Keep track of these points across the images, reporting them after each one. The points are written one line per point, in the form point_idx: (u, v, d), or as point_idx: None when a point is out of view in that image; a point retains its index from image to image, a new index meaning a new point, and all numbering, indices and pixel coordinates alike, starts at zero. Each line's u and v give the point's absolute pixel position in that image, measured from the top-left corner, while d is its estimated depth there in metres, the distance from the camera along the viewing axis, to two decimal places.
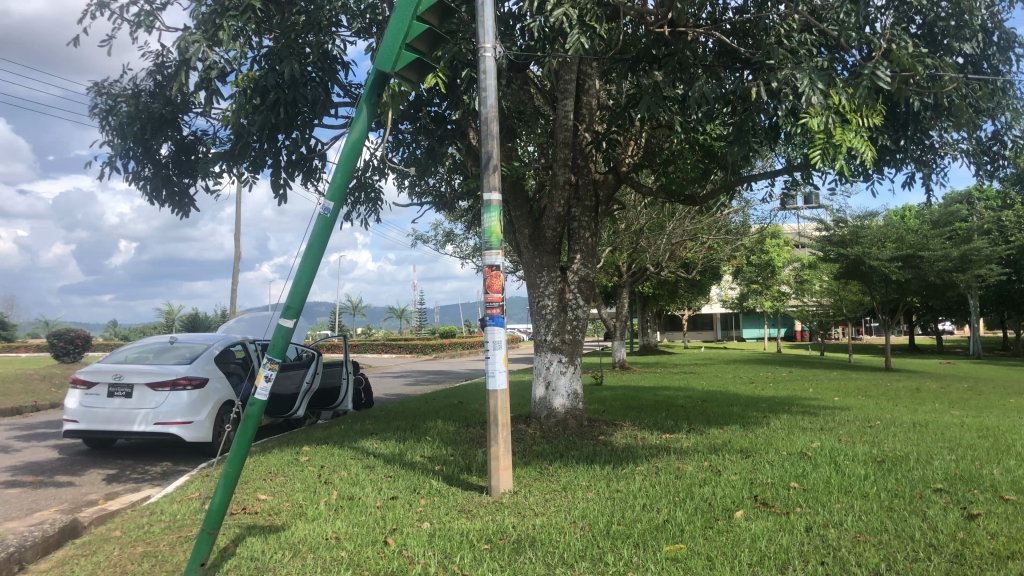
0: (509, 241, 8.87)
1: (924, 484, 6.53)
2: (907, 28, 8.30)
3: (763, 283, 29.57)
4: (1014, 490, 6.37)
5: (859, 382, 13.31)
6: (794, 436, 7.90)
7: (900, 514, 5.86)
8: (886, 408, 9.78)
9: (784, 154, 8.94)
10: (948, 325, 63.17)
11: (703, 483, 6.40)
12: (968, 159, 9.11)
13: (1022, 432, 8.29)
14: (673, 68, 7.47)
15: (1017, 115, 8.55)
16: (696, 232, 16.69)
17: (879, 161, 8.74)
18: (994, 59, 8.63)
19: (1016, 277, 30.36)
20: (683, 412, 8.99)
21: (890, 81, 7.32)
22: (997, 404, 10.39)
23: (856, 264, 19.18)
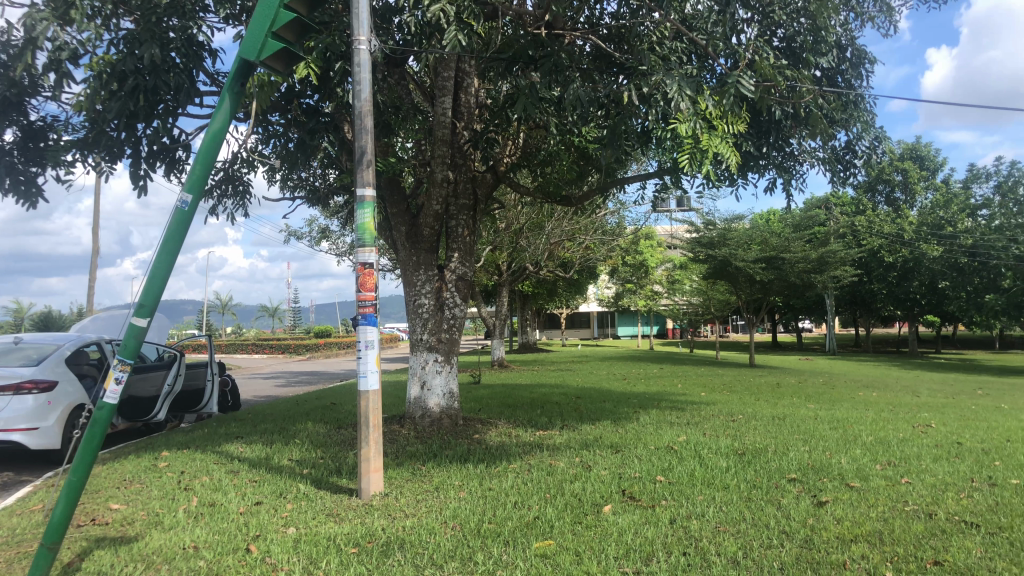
0: (385, 238, 8.72)
1: (781, 474, 6.87)
2: (770, 41, 8.71)
3: (637, 283, 30.43)
4: (860, 478, 6.79)
5: (725, 378, 13.89)
6: (661, 431, 8.15)
7: (758, 504, 6.13)
8: (748, 402, 10.24)
9: (656, 158, 9.18)
10: (807, 323, 67.02)
11: (573, 479, 6.50)
12: (823, 167, 9.64)
13: (869, 424, 8.85)
14: (549, 69, 7.53)
15: (866, 127, 9.12)
16: (573, 232, 16.96)
17: (743, 167, 9.11)
18: (847, 74, 9.17)
19: (867, 278, 32.48)
20: (557, 409, 9.11)
21: (755, 89, 7.64)
22: (847, 398, 11.06)
23: (723, 265, 20.04)
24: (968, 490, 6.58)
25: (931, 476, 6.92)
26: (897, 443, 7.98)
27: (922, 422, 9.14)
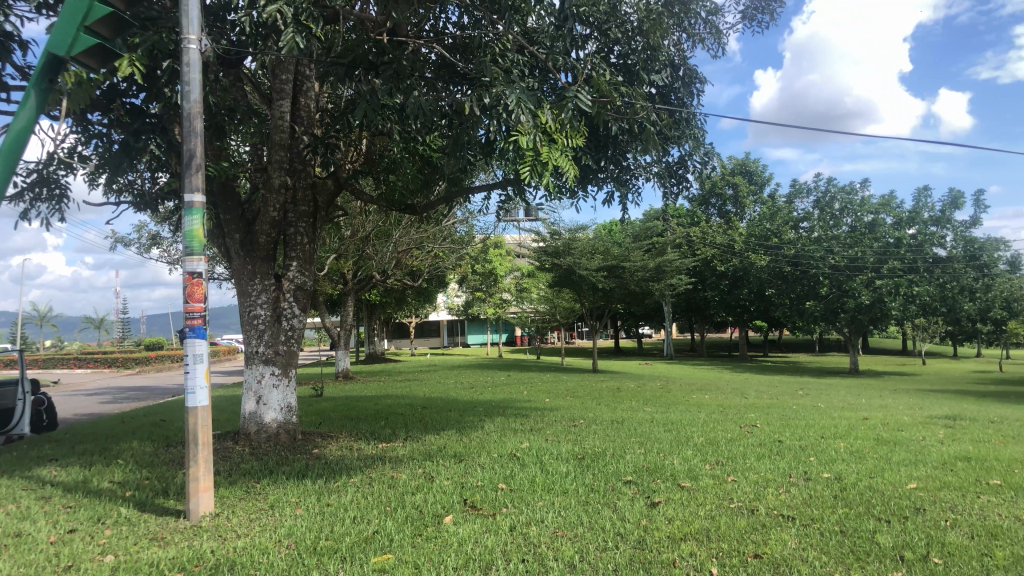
0: (218, 246, 8.35)
1: (617, 477, 7.10)
2: (608, 57, 9.00)
3: (486, 291, 30.68)
4: (690, 478, 7.12)
5: (568, 384, 14.21)
6: (505, 439, 8.23)
7: (595, 507, 6.29)
8: (589, 407, 10.53)
9: (499, 168, 9.29)
10: (647, 329, 69.96)
11: (415, 491, 6.44)
12: (658, 181, 10.08)
13: (701, 426, 9.30)
14: (390, 76, 7.44)
15: (697, 144, 9.63)
16: (421, 240, 16.89)
17: (584, 180, 9.38)
18: (679, 92, 9.63)
19: (702, 286, 34.30)
20: (401, 420, 9.02)
21: (592, 105, 7.87)
22: (681, 401, 11.59)
23: (568, 273, 20.60)
24: (787, 485, 7.03)
25: (754, 474, 7.36)
26: (725, 443, 8.43)
27: (748, 422, 9.70)
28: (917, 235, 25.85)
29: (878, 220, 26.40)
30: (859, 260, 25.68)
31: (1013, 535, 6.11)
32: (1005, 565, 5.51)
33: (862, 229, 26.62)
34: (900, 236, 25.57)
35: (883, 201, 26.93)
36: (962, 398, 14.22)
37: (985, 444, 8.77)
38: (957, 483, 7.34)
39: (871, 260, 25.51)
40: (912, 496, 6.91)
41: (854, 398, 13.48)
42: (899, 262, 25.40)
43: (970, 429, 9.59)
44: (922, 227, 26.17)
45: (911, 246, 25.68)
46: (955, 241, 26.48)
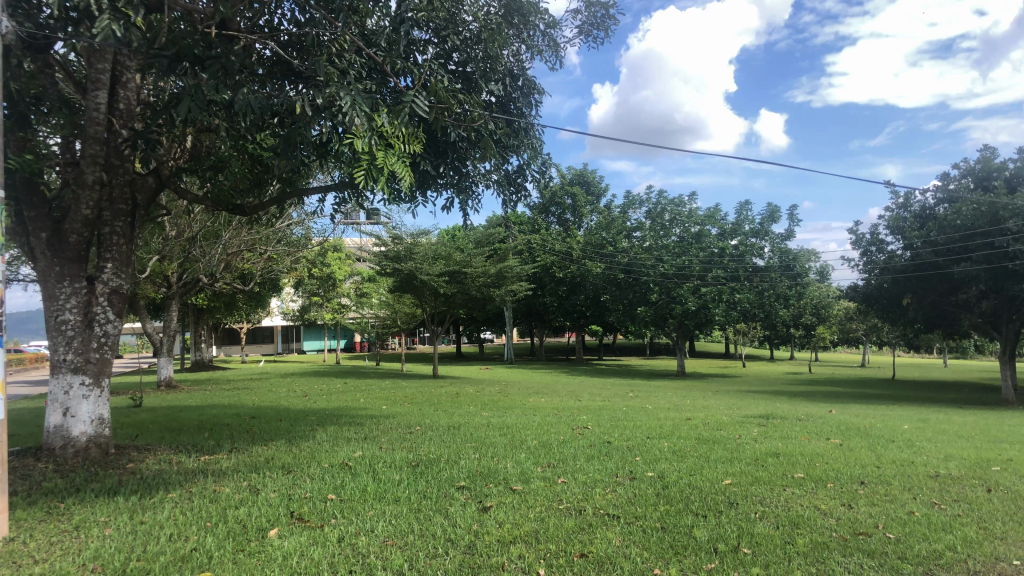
0: (20, 244, 7.65)
1: (450, 483, 7.09)
2: (446, 63, 8.98)
3: (324, 296, 29.97)
4: (521, 481, 7.24)
5: (407, 390, 14.11)
6: (337, 448, 8.05)
7: (426, 515, 6.26)
8: (426, 413, 10.48)
9: (335, 170, 9.07)
10: (490, 336, 70.91)
11: (239, 504, 6.17)
12: (497, 188, 10.20)
13: (534, 429, 9.47)
14: (217, 71, 7.08)
15: (535, 153, 9.82)
16: (253, 242, 16.24)
17: (423, 185, 9.34)
18: (518, 102, 9.79)
19: (541, 292, 35.09)
20: (227, 431, 8.63)
21: (430, 110, 7.84)
22: (517, 404, 11.76)
23: (408, 278, 20.41)
24: (613, 485, 7.28)
25: (583, 475, 7.56)
26: (557, 445, 8.62)
27: (579, 424, 9.97)
28: (739, 246, 27.58)
29: (704, 230, 27.93)
30: (686, 268, 27.19)
31: (813, 524, 6.63)
32: (804, 552, 5.97)
33: (689, 238, 28.07)
34: (723, 246, 27.19)
35: (708, 213, 28.55)
36: (774, 398, 15.27)
37: (793, 440, 9.47)
38: (766, 477, 7.87)
39: (697, 268, 27.06)
40: (727, 491, 7.34)
41: (678, 399, 14.18)
42: (722, 271, 27.00)
43: (780, 427, 10.33)
44: (743, 239, 27.96)
45: (734, 255, 27.37)
46: (772, 251, 28.47)
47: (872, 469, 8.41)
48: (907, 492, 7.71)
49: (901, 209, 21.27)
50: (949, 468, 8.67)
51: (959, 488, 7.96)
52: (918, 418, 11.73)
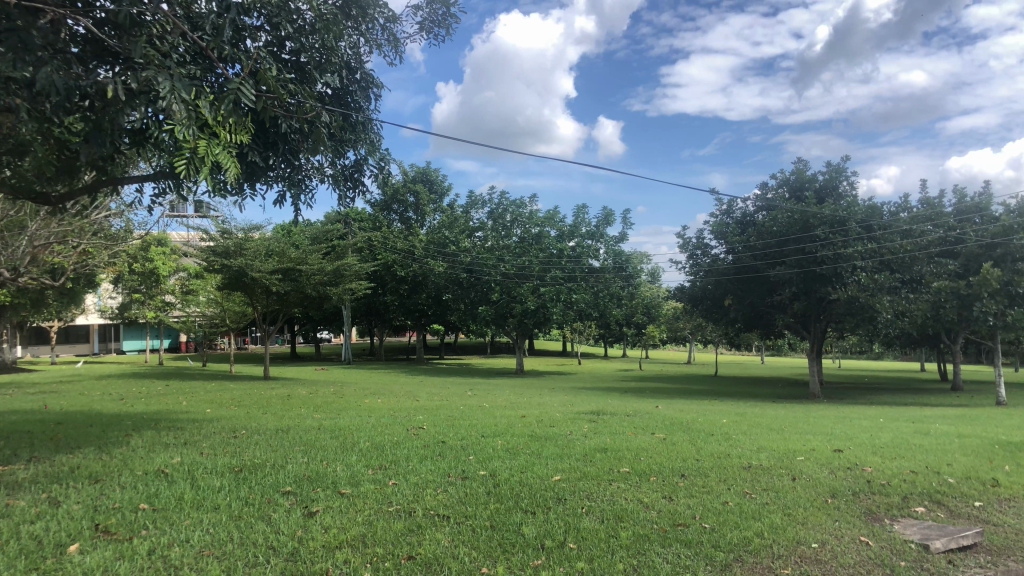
0: None
1: (275, 489, 6.82)
2: (278, 52, 8.64)
3: (146, 293, 28.20)
4: (350, 484, 7.07)
5: (233, 392, 13.48)
6: (152, 454, 7.55)
7: (247, 522, 5.97)
8: (253, 416, 10.05)
9: (154, 159, 8.51)
10: (326, 336, 69.46)
11: (35, 519, 5.64)
12: (332, 183, 9.92)
13: (367, 430, 9.30)
14: (17, 47, 6.45)
15: (372, 148, 9.64)
16: (64, 234, 15.02)
17: (252, 178, 8.94)
18: (355, 95, 9.56)
19: (380, 290, 34.65)
20: (27, 439, 7.89)
21: (257, 99, 7.50)
22: (350, 406, 11.50)
23: (238, 276, 19.52)
24: (444, 485, 7.25)
25: (415, 476, 7.48)
26: (390, 447, 8.49)
27: (414, 424, 9.88)
28: (576, 248, 28.37)
29: (543, 232, 28.49)
30: (526, 268, 27.67)
31: (635, 517, 6.87)
32: (627, 544, 6.17)
33: (529, 239, 28.55)
34: (561, 247, 27.87)
35: (547, 215, 29.14)
36: (606, 395, 15.77)
37: (620, 435, 9.81)
38: (594, 472, 8.10)
39: (537, 268, 27.60)
40: (556, 487, 7.49)
41: (514, 397, 14.36)
42: (561, 271, 27.68)
43: (609, 423, 10.68)
44: (580, 240, 28.79)
45: (572, 256, 28.16)
46: (607, 253, 29.44)
47: (691, 462, 8.86)
48: (722, 483, 8.15)
49: (724, 215, 22.46)
50: (761, 459, 9.26)
51: (768, 478, 8.51)
52: (736, 413, 12.46)
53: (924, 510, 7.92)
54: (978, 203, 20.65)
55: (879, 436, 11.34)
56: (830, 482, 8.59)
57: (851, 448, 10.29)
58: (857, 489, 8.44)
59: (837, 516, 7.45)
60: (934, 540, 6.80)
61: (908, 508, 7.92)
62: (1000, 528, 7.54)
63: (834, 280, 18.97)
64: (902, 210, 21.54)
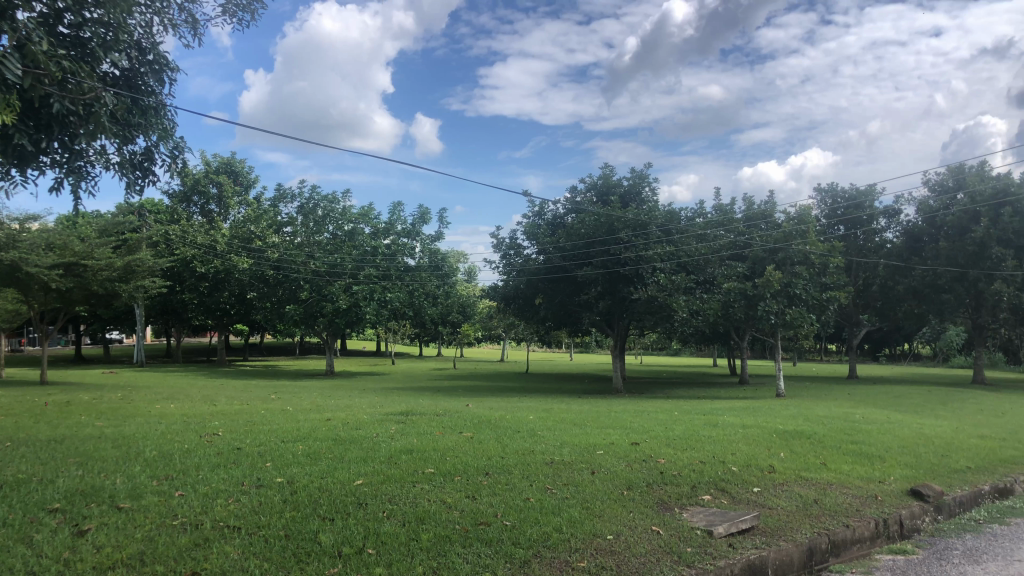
0: None
1: (40, 506, 6.16)
2: (55, 25, 7.80)
3: None
4: (131, 497, 6.53)
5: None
6: None
7: (3, 546, 5.35)
8: (21, 426, 9.07)
9: None
10: (116, 335, 64.46)
11: None
12: (117, 171, 9.12)
13: (155, 439, 8.66)
14: None
15: (164, 135, 8.94)
16: None
17: (20, 163, 8.04)
18: (147, 77, 8.83)
19: (178, 287, 32.56)
20: None
21: (24, 76, 6.72)
22: (137, 413, 10.65)
23: (11, 271, 17.64)
24: (236, 495, 6.87)
25: (204, 486, 7.04)
26: (178, 455, 7.94)
27: (208, 431, 9.31)
28: (391, 246, 28.08)
29: (356, 228, 27.98)
30: (337, 266, 27.06)
31: (437, 518, 6.82)
32: (428, 547, 6.09)
33: (342, 236, 27.95)
34: (375, 244, 27.49)
35: (362, 211, 28.62)
36: (415, 394, 15.67)
37: (427, 436, 9.74)
38: (398, 474, 7.98)
39: (349, 266, 27.06)
40: (357, 492, 7.30)
41: (319, 399, 13.93)
42: (374, 269, 27.18)
43: (417, 423, 10.58)
44: (394, 238, 28.50)
45: (385, 254, 27.71)
46: (422, 252, 29.37)
47: (496, 459, 8.95)
48: (525, 479, 8.28)
49: (536, 216, 22.95)
50: (563, 454, 9.51)
51: (568, 472, 8.74)
52: (542, 409, 12.76)
53: (709, 497, 8.44)
54: (763, 211, 22.51)
55: (673, 427, 12.01)
56: (626, 474, 8.95)
57: (647, 440, 10.82)
58: (651, 480, 8.85)
59: (631, 507, 7.77)
60: (717, 526, 7.25)
61: (696, 496, 8.41)
62: (775, 511, 8.17)
63: (636, 280, 20.03)
64: (698, 216, 23.02)
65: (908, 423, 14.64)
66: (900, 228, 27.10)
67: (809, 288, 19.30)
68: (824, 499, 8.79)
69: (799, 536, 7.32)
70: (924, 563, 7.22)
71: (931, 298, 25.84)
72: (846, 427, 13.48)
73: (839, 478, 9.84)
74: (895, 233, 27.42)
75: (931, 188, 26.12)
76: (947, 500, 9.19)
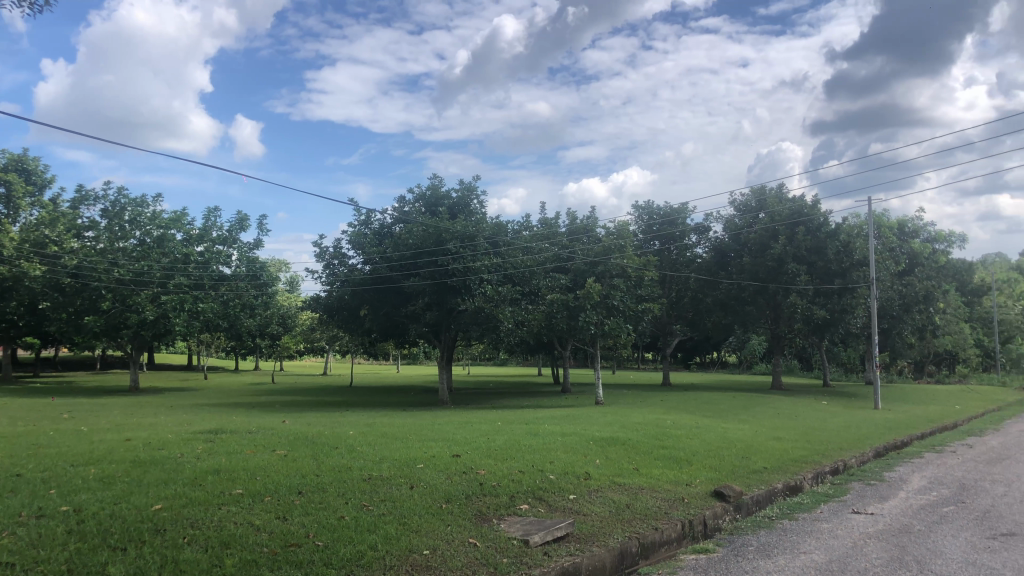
0: None
1: None
2: None
3: None
4: None
5: None
6: None
7: None
8: None
9: None
10: None
11: None
12: None
13: None
14: None
15: None
16: None
17: None
18: None
19: None
20: None
21: None
22: None
23: None
24: (13, 527, 6.23)
25: None
26: None
27: None
28: (204, 253, 26.97)
29: (167, 235, 26.45)
30: (144, 273, 25.42)
31: (243, 542, 6.47)
32: (231, 573, 5.77)
33: (150, 243, 26.29)
34: (187, 252, 26.26)
35: (173, 217, 27.06)
36: (228, 410, 14.90)
37: (237, 455, 9.28)
38: (202, 497, 7.51)
39: (158, 274, 25.54)
40: (155, 518, 6.81)
41: (117, 418, 12.93)
42: (185, 278, 26.04)
43: (227, 442, 10.05)
44: (209, 246, 27.27)
45: (198, 262, 26.70)
46: (240, 260, 28.43)
47: (310, 478, 8.64)
48: (340, 497, 8.05)
49: (361, 225, 22.53)
50: (381, 469, 9.34)
51: (386, 488, 8.59)
52: (361, 423, 12.48)
53: (527, 507, 8.56)
54: (585, 225, 23.42)
55: (494, 438, 12.11)
56: (445, 488, 8.89)
57: (468, 452, 10.83)
58: (469, 492, 8.86)
59: (449, 520, 7.73)
60: (533, 535, 7.35)
61: (514, 506, 8.50)
62: (588, 517, 8.41)
63: (462, 291, 20.15)
64: (523, 229, 23.59)
65: (714, 427, 15.54)
66: (708, 244, 28.97)
67: (626, 300, 20.17)
68: (635, 504, 9.14)
69: (610, 541, 7.57)
70: (723, 560, 7.63)
71: (736, 310, 27.70)
72: (658, 433, 14.11)
73: (649, 482, 10.28)
74: (704, 249, 29.23)
75: (737, 208, 28.05)
76: (746, 499, 9.83)
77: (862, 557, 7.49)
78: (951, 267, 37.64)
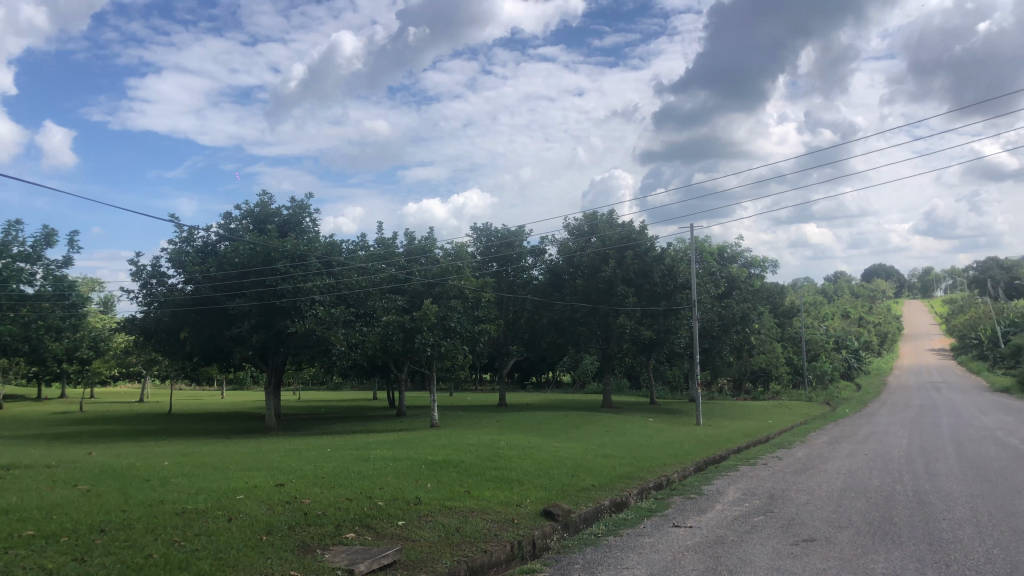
0: None
1: None
2: None
3: None
4: None
5: None
6: None
7: None
8: None
9: None
10: None
11: None
12: None
13: None
14: None
15: None
16: None
17: None
18: None
19: None
20: None
21: None
22: None
23: None
24: None
25: None
26: None
27: None
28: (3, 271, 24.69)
29: None
30: None
31: None
32: None
33: None
34: None
35: None
36: (27, 442, 13.60)
37: (32, 492, 8.49)
38: None
39: None
40: None
41: None
42: None
43: (20, 478, 9.17)
44: (8, 263, 25.03)
45: None
46: (44, 278, 26.23)
47: (116, 514, 8.02)
48: (148, 534, 7.52)
49: (184, 243, 21.36)
50: (197, 502, 8.82)
51: (201, 522, 8.11)
52: (178, 454, 11.78)
53: (353, 535, 8.34)
54: (422, 246, 23.36)
55: (321, 466, 11.77)
56: (266, 519, 8.50)
57: (292, 481, 10.45)
58: (292, 522, 8.52)
59: (269, 553, 7.40)
60: (359, 563, 7.15)
61: (340, 535, 8.26)
62: (417, 543, 8.29)
63: (293, 313, 19.50)
64: (359, 249, 23.23)
65: (546, 447, 15.85)
66: (543, 266, 29.73)
67: (462, 321, 20.28)
68: (464, 527, 9.12)
69: (438, 566, 7.48)
70: None
71: (569, 331, 28.47)
72: (491, 454, 14.21)
73: (480, 505, 10.29)
74: (540, 271, 29.97)
75: (571, 232, 28.89)
76: (573, 517, 10.05)
77: (679, 569, 7.79)
78: (765, 291, 40.50)
